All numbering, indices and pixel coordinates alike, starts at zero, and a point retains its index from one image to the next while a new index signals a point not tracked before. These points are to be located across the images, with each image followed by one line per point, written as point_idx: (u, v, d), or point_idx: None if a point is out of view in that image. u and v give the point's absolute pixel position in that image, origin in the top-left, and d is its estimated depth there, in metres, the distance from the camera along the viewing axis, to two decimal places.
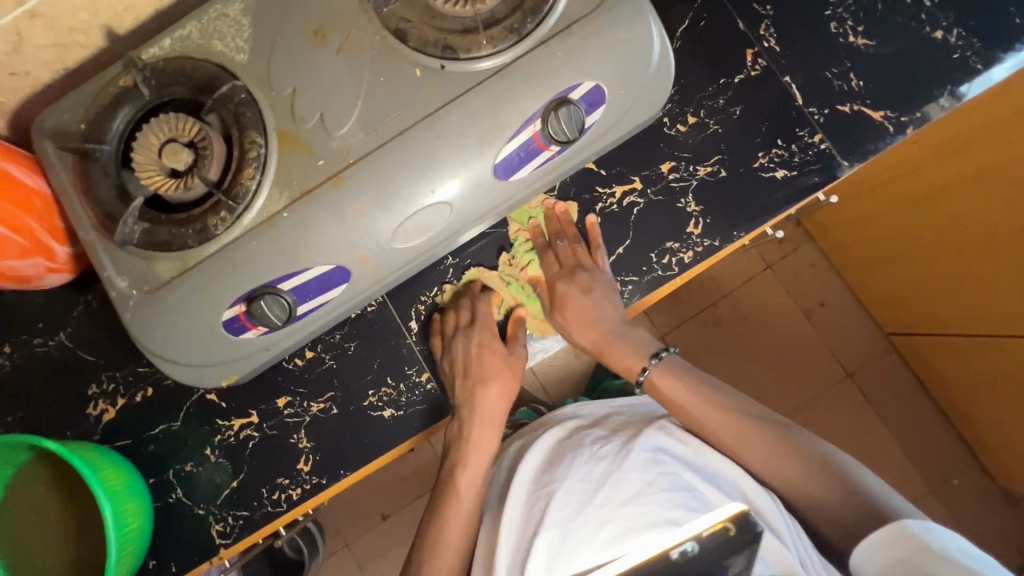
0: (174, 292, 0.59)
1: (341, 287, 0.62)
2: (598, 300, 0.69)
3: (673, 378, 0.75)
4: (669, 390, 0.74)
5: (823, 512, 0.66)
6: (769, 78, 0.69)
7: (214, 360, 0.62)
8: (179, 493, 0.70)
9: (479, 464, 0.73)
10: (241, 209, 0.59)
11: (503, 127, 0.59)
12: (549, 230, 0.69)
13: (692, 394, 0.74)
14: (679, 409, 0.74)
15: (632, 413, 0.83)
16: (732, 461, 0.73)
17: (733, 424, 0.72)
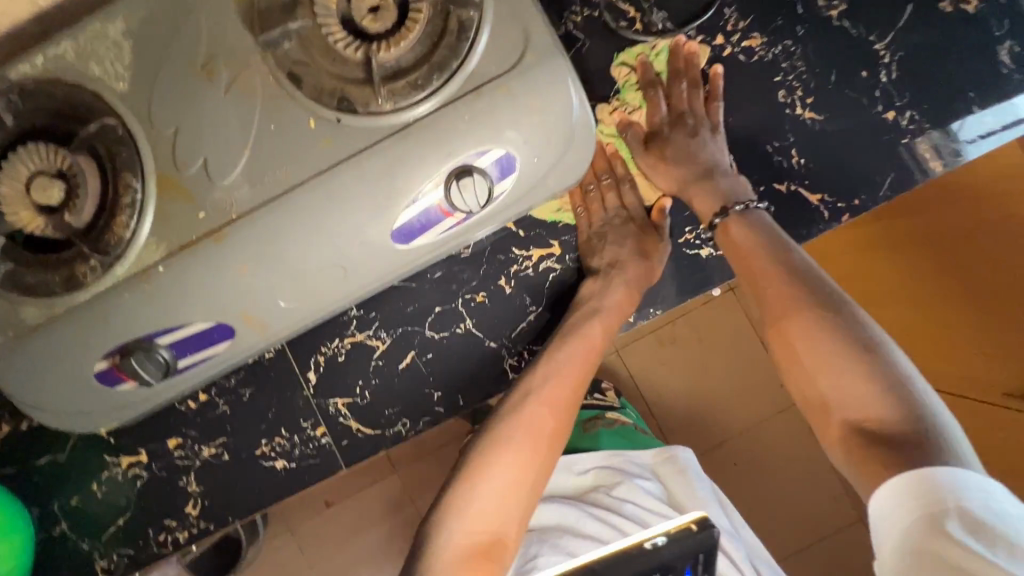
0: (41, 339, 0.56)
1: (225, 343, 0.59)
2: (708, 144, 0.64)
3: (753, 227, 0.61)
4: (743, 243, 0.61)
5: (851, 395, 0.52)
6: (706, 142, 0.64)
7: (86, 410, 0.59)
8: (64, 526, 0.69)
9: (554, 383, 0.63)
10: (112, 258, 0.55)
11: (400, 193, 0.54)
12: (672, 66, 0.65)
13: (768, 244, 0.61)
14: (743, 262, 0.61)
15: (608, 484, 0.94)
16: (776, 320, 0.58)
17: (787, 288, 0.58)
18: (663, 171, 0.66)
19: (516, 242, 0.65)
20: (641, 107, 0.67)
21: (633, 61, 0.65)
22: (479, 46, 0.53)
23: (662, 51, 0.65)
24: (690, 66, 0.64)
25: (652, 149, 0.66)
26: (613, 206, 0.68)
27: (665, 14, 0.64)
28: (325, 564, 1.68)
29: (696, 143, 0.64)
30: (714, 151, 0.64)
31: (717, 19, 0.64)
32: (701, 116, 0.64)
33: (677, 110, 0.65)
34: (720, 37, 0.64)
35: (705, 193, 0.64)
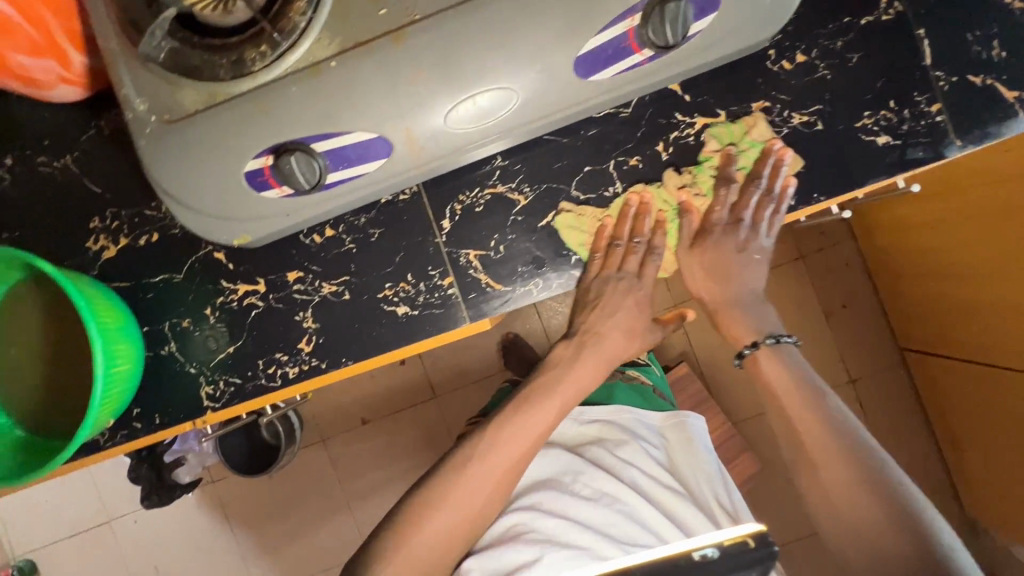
0: (196, 126, 0.53)
1: (380, 162, 0.57)
2: (747, 264, 0.67)
3: (783, 365, 0.66)
4: (775, 379, 0.66)
5: (869, 539, 0.55)
6: (746, 246, 0.66)
7: (231, 213, 0.57)
8: (173, 348, 0.67)
9: (522, 445, 0.67)
10: (285, 46, 0.52)
11: (593, 17, 0.50)
12: (756, 168, 0.61)
13: (799, 380, 0.65)
14: (774, 400, 0.66)
15: (613, 441, 0.87)
16: (809, 466, 0.61)
17: (820, 434, 0.61)
18: (700, 274, 0.67)
19: (679, 106, 0.62)
20: (704, 198, 0.64)
21: (719, 149, 0.62)
22: None
23: (754, 149, 0.61)
24: (773, 175, 0.61)
25: (693, 246, 0.66)
26: (630, 270, 0.67)
27: None
28: (355, 478, 1.70)
29: (739, 259, 0.66)
30: (749, 273, 0.68)
31: None
32: (746, 229, 0.64)
33: (739, 213, 0.64)
34: None
35: (733, 317, 0.70)
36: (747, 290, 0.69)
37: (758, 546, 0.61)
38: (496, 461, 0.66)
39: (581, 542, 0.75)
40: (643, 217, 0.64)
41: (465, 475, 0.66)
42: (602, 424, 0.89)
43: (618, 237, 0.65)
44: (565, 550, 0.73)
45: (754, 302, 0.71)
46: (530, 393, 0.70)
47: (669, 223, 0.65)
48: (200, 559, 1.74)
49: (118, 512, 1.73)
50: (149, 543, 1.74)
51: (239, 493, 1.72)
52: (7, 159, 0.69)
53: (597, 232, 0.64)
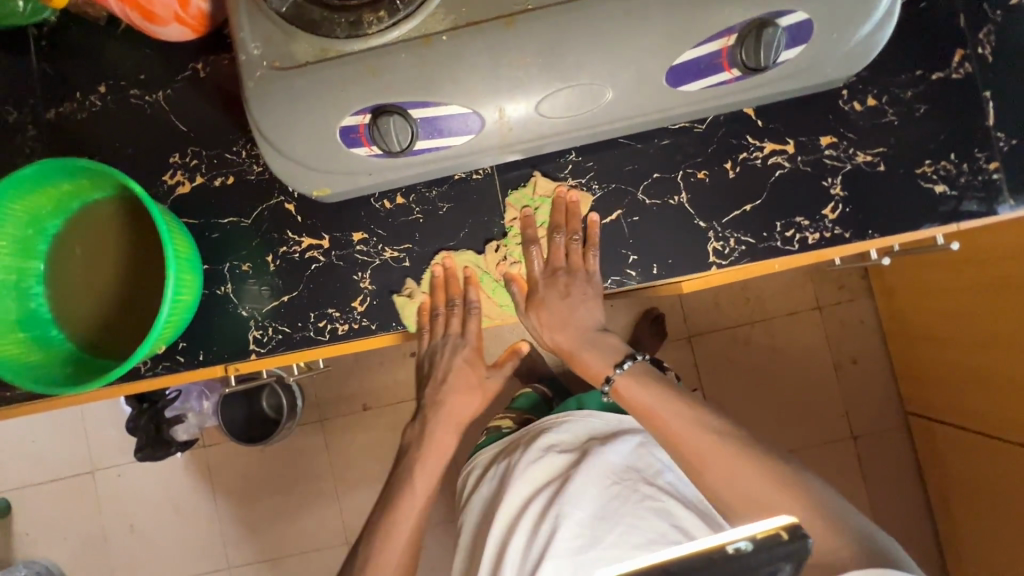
0: (304, 75, 0.56)
1: (467, 138, 0.60)
2: (577, 306, 0.68)
3: (640, 386, 0.67)
4: (636, 403, 0.67)
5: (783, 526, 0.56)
6: (568, 290, 0.68)
7: (318, 164, 0.60)
8: (228, 289, 0.69)
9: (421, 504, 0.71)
10: (403, 15, 0.55)
11: (696, 29, 0.54)
12: (552, 220, 0.67)
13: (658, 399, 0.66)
14: (653, 420, 0.66)
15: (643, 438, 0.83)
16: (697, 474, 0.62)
17: (699, 439, 0.62)
18: (547, 329, 0.70)
19: (751, 130, 0.65)
20: (521, 263, 0.69)
21: (517, 212, 0.67)
22: None
23: (543, 206, 0.67)
24: (568, 220, 0.66)
25: (529, 309, 0.70)
26: (460, 332, 0.71)
27: None
28: (345, 465, 1.69)
29: (565, 305, 0.68)
30: (581, 317, 0.69)
31: None
32: (575, 274, 0.67)
33: (550, 265, 0.68)
34: None
35: (587, 361, 0.71)
36: (590, 327, 0.70)
37: (792, 540, 0.36)
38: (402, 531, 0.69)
39: (602, 539, 0.71)
40: (455, 277, 0.68)
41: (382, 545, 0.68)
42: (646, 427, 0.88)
43: (439, 304, 0.69)
44: (587, 543, 0.71)
45: (599, 337, 0.71)
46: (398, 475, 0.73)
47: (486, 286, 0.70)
48: (177, 524, 1.71)
49: (102, 465, 1.71)
50: (128, 500, 1.71)
51: (227, 463, 1.70)
52: (101, 88, 0.72)
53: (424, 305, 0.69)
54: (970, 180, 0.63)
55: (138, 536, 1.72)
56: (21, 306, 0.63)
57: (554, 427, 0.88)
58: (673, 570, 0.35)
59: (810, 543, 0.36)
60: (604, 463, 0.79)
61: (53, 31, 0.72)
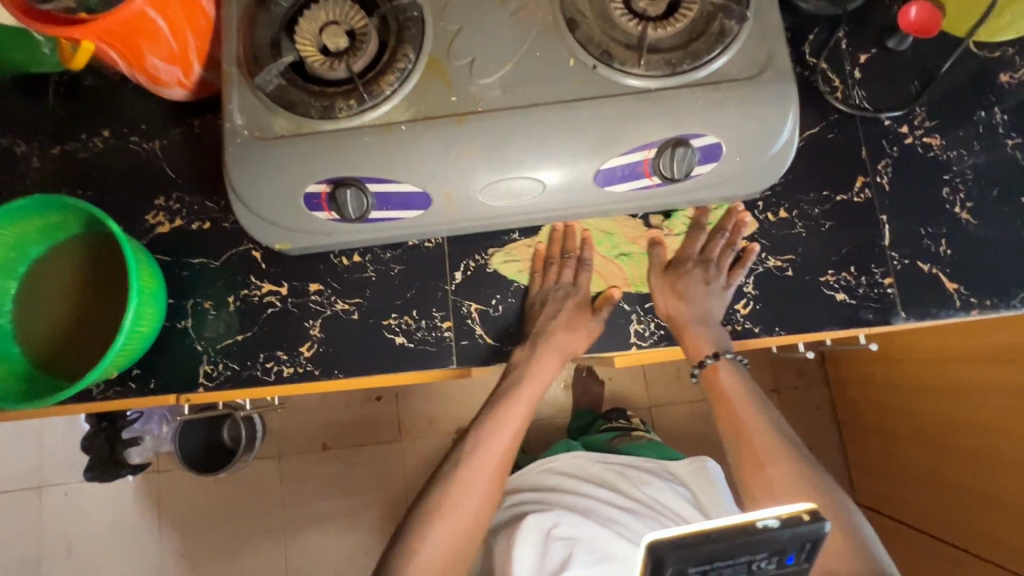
0: (278, 146, 0.64)
1: (417, 213, 0.67)
2: (714, 298, 0.70)
3: (732, 376, 0.71)
4: (727, 388, 0.72)
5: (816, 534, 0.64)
6: (712, 281, 0.70)
7: (281, 222, 0.66)
8: (187, 323, 0.74)
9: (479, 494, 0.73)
10: (368, 105, 0.63)
11: (620, 142, 0.63)
12: (721, 222, 0.72)
13: (745, 393, 0.72)
14: (725, 404, 0.72)
15: (634, 474, 1.03)
16: (759, 466, 0.69)
17: (763, 437, 0.70)
18: (669, 309, 0.71)
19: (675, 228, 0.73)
20: (677, 238, 0.74)
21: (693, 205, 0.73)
22: (728, 53, 0.63)
23: (721, 208, 0.73)
24: (736, 229, 0.71)
25: (667, 278, 0.72)
26: (566, 280, 0.73)
27: (864, 94, 0.74)
28: (298, 503, 1.67)
29: (705, 291, 0.70)
30: (713, 305, 0.70)
31: (907, 112, 0.73)
32: (717, 269, 0.71)
33: (706, 257, 0.72)
34: (906, 126, 0.73)
35: (698, 336, 0.69)
36: (716, 316, 0.70)
37: (811, 522, 0.45)
38: (490, 457, 0.73)
39: (613, 554, 0.87)
40: (573, 237, 0.74)
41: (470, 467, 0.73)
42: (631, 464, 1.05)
43: (553, 254, 0.74)
44: (599, 557, 0.87)
45: (713, 325, 0.70)
46: (504, 390, 0.74)
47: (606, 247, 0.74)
48: (117, 550, 1.67)
49: (52, 481, 1.69)
50: (72, 520, 1.68)
51: (179, 490, 1.68)
52: (105, 132, 0.80)
53: (536, 255, 0.74)
54: (867, 292, 0.70)
55: (75, 559, 1.67)
56: None
57: (553, 464, 1.05)
58: (713, 534, 0.44)
59: (827, 527, 0.45)
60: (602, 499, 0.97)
61: (71, 79, 0.81)
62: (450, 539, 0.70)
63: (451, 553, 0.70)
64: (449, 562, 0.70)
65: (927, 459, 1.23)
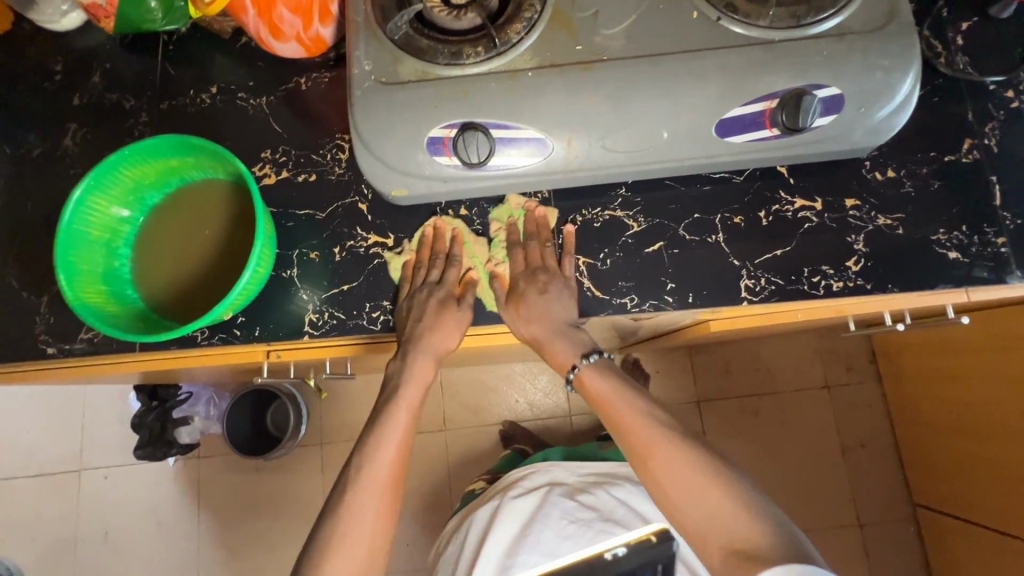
0: (405, 91, 0.65)
1: (536, 161, 0.67)
2: (555, 300, 0.70)
3: (600, 377, 0.70)
4: (597, 390, 0.69)
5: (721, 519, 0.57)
6: (547, 286, 0.70)
7: (401, 168, 0.67)
8: (293, 273, 0.75)
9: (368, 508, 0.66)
10: (496, 51, 0.65)
11: (744, 91, 0.64)
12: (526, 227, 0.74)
13: (617, 388, 0.69)
14: (604, 411, 0.68)
15: (604, 481, 0.98)
16: (642, 461, 0.63)
17: (645, 427, 0.64)
18: (520, 320, 0.71)
19: (784, 186, 0.73)
20: (502, 261, 0.75)
21: (501, 224, 0.75)
22: (852, 6, 0.64)
23: (518, 217, 0.75)
24: (540, 228, 0.73)
25: (509, 299, 0.72)
26: (438, 282, 0.72)
27: (968, 59, 0.74)
28: None
29: (543, 299, 0.70)
30: (558, 308, 0.71)
31: (1012, 77, 0.74)
32: (555, 273, 0.71)
33: (529, 263, 0.72)
34: (1011, 91, 0.74)
35: (560, 348, 0.71)
36: (564, 321, 0.71)
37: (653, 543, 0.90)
38: (380, 455, 0.68)
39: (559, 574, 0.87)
40: (442, 237, 0.74)
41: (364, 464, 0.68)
42: (603, 474, 1.01)
43: (421, 261, 0.74)
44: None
45: (572, 332, 0.72)
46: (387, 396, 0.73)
47: (470, 252, 0.75)
48: (154, 537, 1.65)
49: (92, 464, 1.67)
50: (109, 505, 1.66)
51: (219, 477, 1.66)
52: (212, 89, 0.82)
53: (407, 265, 0.74)
54: (980, 251, 0.70)
55: (112, 544, 1.65)
56: (107, 263, 0.69)
57: (522, 477, 1.00)
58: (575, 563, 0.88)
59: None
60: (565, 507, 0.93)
61: (181, 39, 0.84)
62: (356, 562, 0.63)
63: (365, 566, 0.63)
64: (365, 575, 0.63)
65: (987, 435, 1.22)
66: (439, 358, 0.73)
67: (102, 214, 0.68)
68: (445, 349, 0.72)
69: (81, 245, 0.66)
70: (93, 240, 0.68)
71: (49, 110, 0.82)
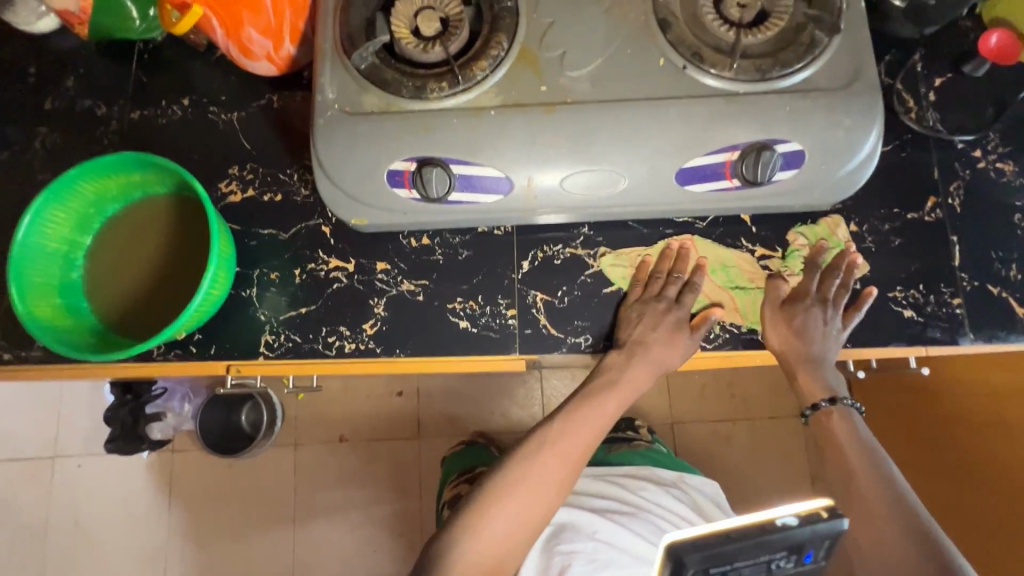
0: (367, 122, 0.65)
1: (496, 198, 0.67)
2: (832, 336, 0.69)
3: (844, 424, 0.67)
4: (839, 433, 0.67)
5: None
6: (830, 321, 0.69)
7: (361, 197, 0.67)
8: (252, 292, 0.75)
9: (537, 485, 0.64)
10: (459, 88, 0.65)
11: (704, 142, 0.64)
12: (836, 261, 0.71)
13: (862, 446, 0.65)
14: (836, 449, 0.66)
15: (638, 479, 0.99)
16: (847, 497, 0.61)
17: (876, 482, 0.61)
18: (781, 337, 0.70)
19: (746, 234, 0.73)
20: (795, 275, 0.72)
21: (808, 242, 0.72)
22: (817, 62, 0.64)
23: (835, 247, 0.72)
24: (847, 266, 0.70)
25: (783, 312, 0.70)
26: (672, 296, 0.71)
27: (938, 117, 0.74)
28: (311, 494, 1.65)
29: (821, 329, 0.69)
30: (828, 347, 0.69)
31: (981, 137, 0.74)
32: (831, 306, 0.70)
33: (823, 295, 0.70)
34: (979, 151, 0.74)
35: (812, 376, 0.70)
36: (827, 357, 0.70)
37: None
38: (570, 447, 0.66)
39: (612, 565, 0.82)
40: (687, 258, 0.72)
41: (532, 471, 0.65)
42: (625, 474, 1.01)
43: (660, 269, 0.72)
44: (600, 566, 0.82)
45: (825, 368, 0.70)
46: (590, 391, 0.70)
47: (723, 270, 0.73)
48: (126, 527, 1.66)
49: (67, 451, 1.68)
50: (83, 493, 1.67)
51: (193, 471, 1.67)
52: (185, 101, 0.81)
53: (641, 266, 0.73)
54: (935, 311, 0.70)
55: (84, 532, 1.66)
56: (63, 275, 0.69)
57: None
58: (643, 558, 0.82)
59: (844, 523, 0.48)
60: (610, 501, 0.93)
61: (156, 48, 0.83)
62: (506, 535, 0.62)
63: (505, 552, 0.62)
64: (501, 562, 0.62)
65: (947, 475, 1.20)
66: (641, 382, 0.70)
67: (60, 226, 0.68)
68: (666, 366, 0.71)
69: (36, 258, 0.66)
70: (50, 252, 0.68)
71: (21, 112, 0.82)
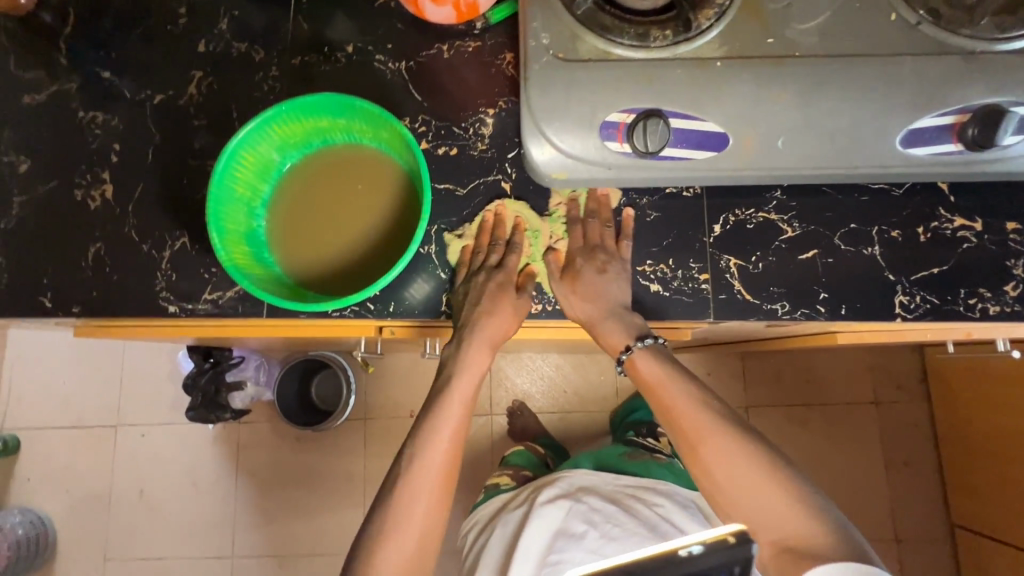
0: (585, 70, 0.62)
1: (710, 155, 0.64)
2: (613, 280, 0.70)
3: (655, 361, 0.68)
4: (651, 376, 0.68)
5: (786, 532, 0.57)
6: (608, 266, 0.69)
7: (567, 149, 0.64)
8: (431, 250, 0.72)
9: (427, 484, 0.64)
10: (684, 37, 0.62)
11: (937, 101, 0.61)
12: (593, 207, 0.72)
13: (673, 376, 0.68)
14: (667, 417, 0.67)
15: (642, 491, 0.93)
16: (692, 451, 0.64)
17: (697, 418, 0.64)
18: (579, 301, 0.70)
19: (944, 203, 0.71)
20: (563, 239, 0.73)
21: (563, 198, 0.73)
22: None
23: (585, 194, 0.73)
24: (603, 208, 0.71)
25: (565, 276, 0.71)
26: (490, 265, 0.71)
27: None
28: (375, 470, 1.61)
29: (603, 280, 0.69)
30: (614, 291, 0.70)
31: None
32: (614, 253, 0.70)
33: (591, 243, 0.71)
34: None
35: (609, 331, 0.69)
36: (619, 303, 0.70)
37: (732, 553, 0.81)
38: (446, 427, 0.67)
39: None
40: (503, 222, 0.72)
41: (420, 464, 0.64)
42: (638, 486, 0.95)
43: (479, 245, 0.72)
44: None
45: (627, 314, 0.70)
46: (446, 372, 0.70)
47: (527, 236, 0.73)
48: (187, 499, 1.61)
49: (129, 421, 1.63)
50: (144, 463, 1.62)
51: (256, 444, 1.62)
52: (349, 48, 0.77)
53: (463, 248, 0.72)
54: None
55: (146, 502, 1.61)
56: (247, 223, 0.66)
57: (565, 476, 0.97)
58: None
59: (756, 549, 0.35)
60: (603, 508, 0.86)
61: None
62: (407, 544, 0.62)
63: (417, 555, 0.62)
64: (414, 567, 0.61)
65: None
66: (500, 335, 0.70)
67: (248, 172, 0.65)
68: (502, 334, 0.71)
69: (227, 202, 0.63)
70: (236, 198, 0.65)
71: (172, 55, 0.78)
